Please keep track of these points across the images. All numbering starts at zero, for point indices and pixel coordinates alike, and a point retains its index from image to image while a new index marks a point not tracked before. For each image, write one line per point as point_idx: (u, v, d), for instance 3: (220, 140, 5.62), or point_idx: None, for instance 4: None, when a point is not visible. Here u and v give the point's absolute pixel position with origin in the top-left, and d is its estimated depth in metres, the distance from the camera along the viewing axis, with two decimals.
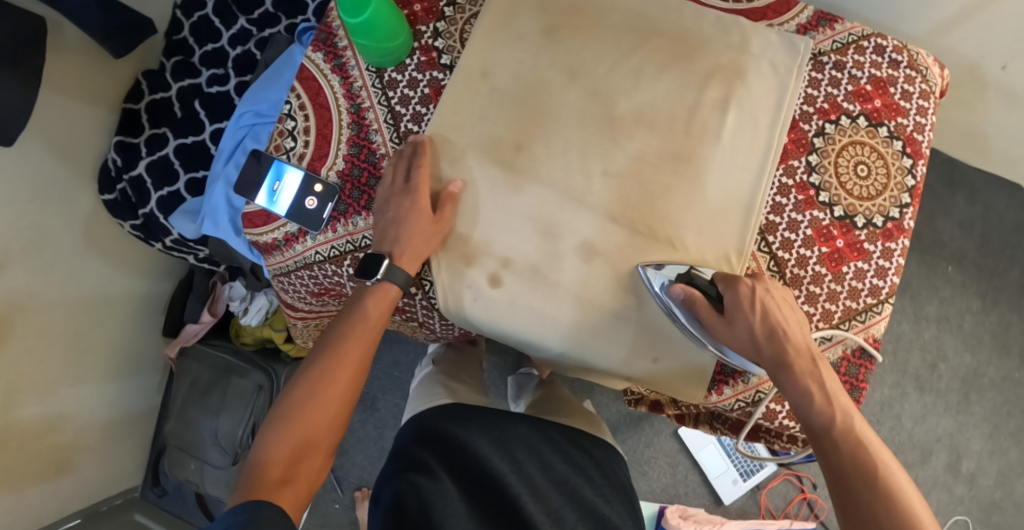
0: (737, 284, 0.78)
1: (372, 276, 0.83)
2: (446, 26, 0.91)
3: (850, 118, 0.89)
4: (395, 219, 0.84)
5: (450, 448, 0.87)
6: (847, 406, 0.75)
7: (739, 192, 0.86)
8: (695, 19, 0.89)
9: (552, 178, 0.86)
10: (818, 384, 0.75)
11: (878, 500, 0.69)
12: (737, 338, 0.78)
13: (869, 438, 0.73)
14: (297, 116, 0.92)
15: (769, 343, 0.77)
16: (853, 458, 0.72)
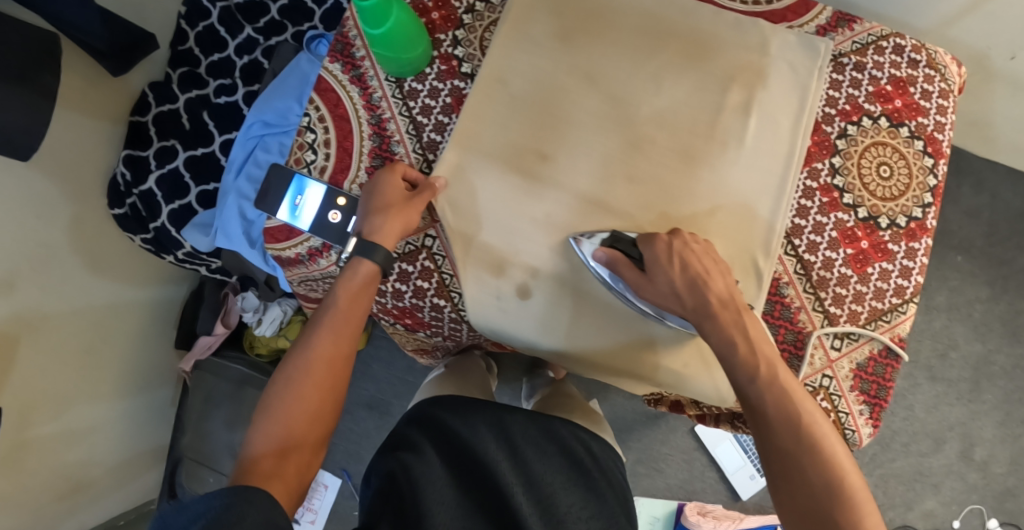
0: (655, 241, 0.78)
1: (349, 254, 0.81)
2: (465, 34, 0.91)
3: (871, 119, 0.90)
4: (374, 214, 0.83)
5: (446, 434, 0.88)
6: (770, 356, 0.73)
7: (763, 195, 0.86)
8: (713, 22, 0.89)
9: (576, 185, 0.85)
10: (741, 335, 0.74)
11: (802, 447, 0.68)
12: (660, 294, 0.77)
13: (791, 386, 0.72)
14: (316, 129, 0.91)
15: (690, 294, 0.76)
16: (775, 406, 0.70)
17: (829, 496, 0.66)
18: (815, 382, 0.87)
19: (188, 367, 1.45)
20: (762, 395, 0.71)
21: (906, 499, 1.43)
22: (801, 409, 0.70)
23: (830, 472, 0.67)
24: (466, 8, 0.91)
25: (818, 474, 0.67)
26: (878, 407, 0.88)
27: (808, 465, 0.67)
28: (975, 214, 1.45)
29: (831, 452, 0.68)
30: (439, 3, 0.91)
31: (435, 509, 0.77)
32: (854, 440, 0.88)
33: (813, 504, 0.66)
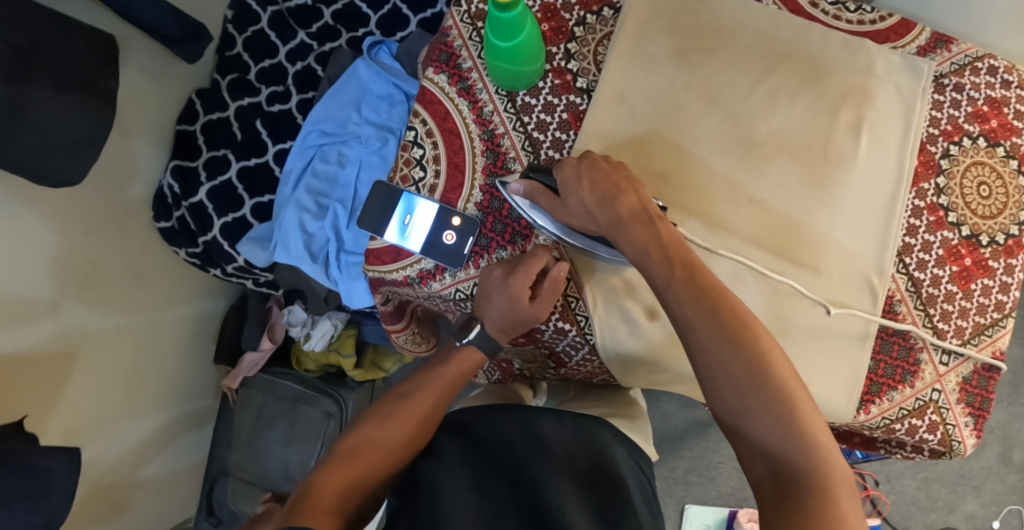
0: (564, 164, 0.77)
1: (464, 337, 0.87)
2: (577, 47, 0.89)
3: (971, 139, 0.92)
4: (499, 300, 0.82)
5: (477, 442, 0.81)
6: (687, 256, 0.72)
7: (873, 214, 0.88)
8: (824, 42, 0.90)
9: (697, 205, 0.86)
10: (662, 242, 0.72)
11: (725, 346, 0.66)
12: (574, 214, 0.77)
13: (715, 285, 0.70)
14: (424, 144, 0.88)
15: (602, 208, 0.75)
16: (697, 308, 0.68)
17: (754, 387, 0.65)
18: (925, 396, 0.89)
19: (234, 385, 1.40)
20: (681, 295, 0.69)
21: (948, 501, 1.49)
22: (729, 307, 0.68)
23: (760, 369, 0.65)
24: (577, 21, 0.90)
25: (745, 371, 0.65)
26: (982, 418, 0.90)
27: (734, 366, 0.66)
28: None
29: (761, 347, 0.66)
30: (549, 15, 0.90)
31: (453, 512, 0.69)
32: (959, 450, 0.90)
33: (743, 403, 0.65)
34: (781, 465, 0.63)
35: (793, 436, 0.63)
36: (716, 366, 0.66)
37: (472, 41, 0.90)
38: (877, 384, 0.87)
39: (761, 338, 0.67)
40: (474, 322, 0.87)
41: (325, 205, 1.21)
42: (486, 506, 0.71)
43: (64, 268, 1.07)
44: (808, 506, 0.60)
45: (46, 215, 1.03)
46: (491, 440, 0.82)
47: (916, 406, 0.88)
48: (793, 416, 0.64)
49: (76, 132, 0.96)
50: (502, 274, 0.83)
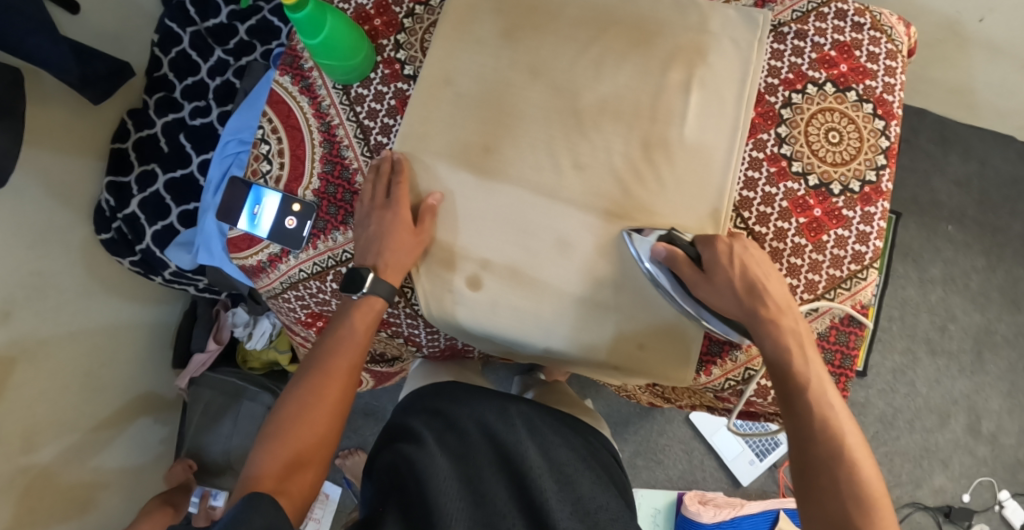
0: (715, 244, 0.78)
1: (359, 288, 0.83)
2: (406, 37, 0.93)
3: (816, 86, 0.89)
4: (375, 231, 0.85)
5: (455, 428, 0.84)
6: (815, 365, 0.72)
7: (709, 170, 0.86)
8: (652, 5, 0.90)
9: (527, 177, 0.87)
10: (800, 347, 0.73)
11: (839, 470, 0.65)
12: (718, 294, 0.77)
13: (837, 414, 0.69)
14: (270, 140, 0.94)
15: (749, 297, 0.75)
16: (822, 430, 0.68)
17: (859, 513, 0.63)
18: None
19: (182, 384, 1.48)
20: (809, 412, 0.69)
21: (913, 476, 1.40)
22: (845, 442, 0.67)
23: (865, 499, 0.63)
24: (406, 13, 0.94)
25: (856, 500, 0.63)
26: (844, 376, 0.87)
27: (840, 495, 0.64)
28: (966, 181, 1.45)
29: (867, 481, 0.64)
30: (381, 10, 0.94)
31: (438, 498, 0.72)
32: None
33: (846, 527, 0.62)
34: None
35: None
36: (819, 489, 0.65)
37: None
38: (716, 344, 0.87)
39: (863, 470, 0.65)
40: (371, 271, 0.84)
41: None
42: (467, 493, 0.74)
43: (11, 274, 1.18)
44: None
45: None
46: (468, 428, 0.85)
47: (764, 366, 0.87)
48: None
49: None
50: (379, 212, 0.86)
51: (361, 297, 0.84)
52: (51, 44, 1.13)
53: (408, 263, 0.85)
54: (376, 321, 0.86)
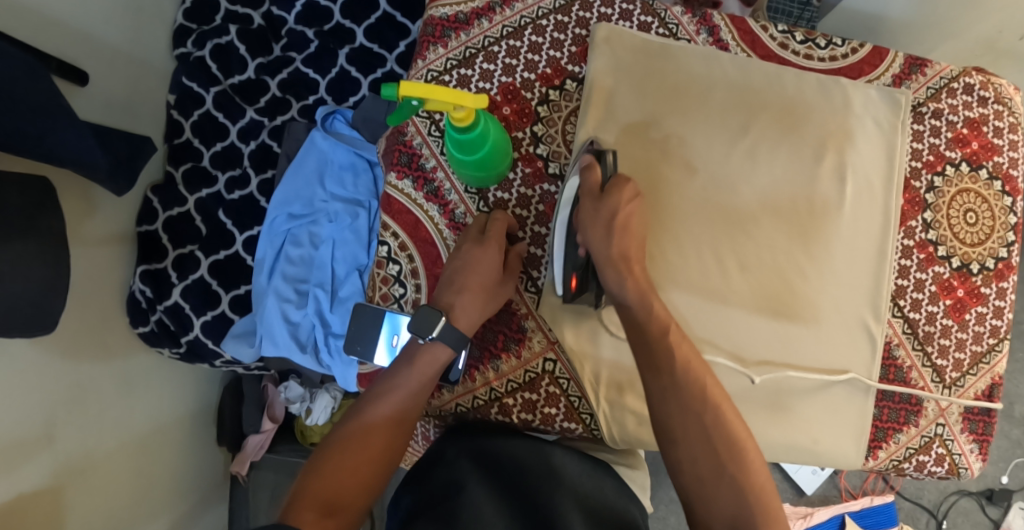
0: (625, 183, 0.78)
1: (427, 333, 0.76)
2: (544, 129, 0.88)
3: (954, 166, 0.91)
4: (463, 265, 0.79)
5: (489, 461, 0.74)
6: (665, 317, 0.73)
7: (866, 259, 0.87)
8: (797, 86, 0.88)
9: (699, 277, 0.86)
10: (651, 294, 0.75)
11: (707, 412, 0.68)
12: (595, 217, 0.76)
13: (711, 393, 0.69)
14: (400, 259, 0.85)
15: (620, 237, 0.76)
16: (682, 423, 0.67)
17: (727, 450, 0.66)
18: (930, 432, 0.89)
19: (243, 470, 1.37)
20: (671, 410, 0.68)
21: None
22: (725, 423, 0.67)
23: (746, 482, 0.64)
24: (540, 99, 0.88)
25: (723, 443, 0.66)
26: (986, 442, 0.90)
27: (727, 491, 0.64)
28: None
29: (749, 462, 0.66)
30: (509, 96, 0.88)
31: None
32: (967, 475, 0.91)
33: (706, 468, 0.65)
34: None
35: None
36: (697, 481, 0.65)
37: (431, 137, 0.87)
38: (884, 430, 0.88)
39: (750, 452, 0.66)
40: (440, 314, 0.76)
41: (305, 291, 1.20)
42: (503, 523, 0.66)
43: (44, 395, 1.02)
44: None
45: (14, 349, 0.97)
46: (507, 468, 0.74)
47: (921, 443, 0.89)
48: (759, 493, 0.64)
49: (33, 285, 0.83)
50: (472, 246, 0.80)
51: (427, 342, 0.77)
52: (77, 138, 0.96)
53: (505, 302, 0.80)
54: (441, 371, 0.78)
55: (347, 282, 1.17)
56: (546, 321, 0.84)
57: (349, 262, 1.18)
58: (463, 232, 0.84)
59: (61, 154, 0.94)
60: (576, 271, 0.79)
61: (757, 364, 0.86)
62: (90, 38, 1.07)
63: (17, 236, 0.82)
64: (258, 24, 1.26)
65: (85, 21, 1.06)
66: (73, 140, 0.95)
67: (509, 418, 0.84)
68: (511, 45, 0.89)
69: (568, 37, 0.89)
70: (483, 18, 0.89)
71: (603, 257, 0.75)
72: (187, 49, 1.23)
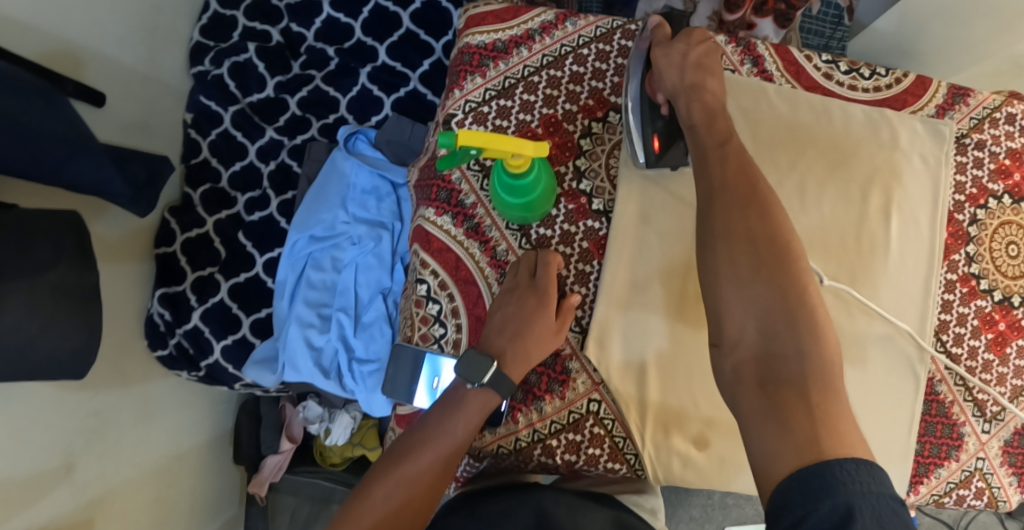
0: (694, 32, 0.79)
1: (479, 380, 0.76)
2: (587, 163, 0.87)
3: (996, 198, 0.90)
4: (515, 311, 0.79)
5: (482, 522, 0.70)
6: (729, 133, 0.73)
7: (912, 291, 0.86)
8: (845, 119, 0.88)
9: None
10: (719, 114, 0.75)
11: (752, 210, 0.67)
12: (669, 58, 0.78)
13: (763, 199, 0.68)
14: (440, 298, 0.84)
15: (695, 73, 0.77)
16: (728, 225, 0.67)
17: (773, 249, 0.65)
18: (971, 466, 0.89)
19: (262, 492, 1.33)
20: (716, 214, 0.67)
21: None
22: (776, 226, 0.66)
23: (786, 285, 0.63)
24: (582, 131, 0.88)
25: (769, 237, 0.65)
26: None
27: (762, 291, 0.63)
28: None
29: (796, 269, 0.64)
30: (550, 128, 0.88)
31: None
32: (1006, 508, 0.91)
33: (753, 259, 0.64)
34: (780, 369, 0.60)
35: (813, 357, 0.60)
36: (735, 277, 0.65)
37: (471, 172, 0.86)
38: (925, 465, 0.88)
39: (798, 259, 0.64)
40: (490, 361, 0.76)
41: (328, 316, 1.17)
42: None
43: (62, 431, 0.98)
44: (818, 435, 0.55)
45: (32, 388, 0.93)
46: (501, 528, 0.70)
47: (962, 477, 0.89)
48: (806, 304, 0.62)
49: (63, 349, 0.80)
50: (524, 281, 0.80)
51: (479, 387, 0.77)
52: (94, 166, 0.89)
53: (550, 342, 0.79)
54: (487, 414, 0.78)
55: (371, 307, 1.16)
56: (590, 363, 0.83)
57: (372, 286, 1.17)
58: (510, 271, 0.83)
59: (82, 186, 0.89)
60: (658, 131, 0.80)
61: None
62: (107, 58, 1.02)
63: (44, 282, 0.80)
64: (277, 41, 1.23)
65: (101, 41, 1.01)
66: (91, 169, 0.89)
67: (552, 459, 0.83)
68: (551, 74, 0.89)
69: (610, 67, 0.89)
70: (522, 46, 0.90)
71: (676, 90, 0.77)
72: (204, 67, 1.20)
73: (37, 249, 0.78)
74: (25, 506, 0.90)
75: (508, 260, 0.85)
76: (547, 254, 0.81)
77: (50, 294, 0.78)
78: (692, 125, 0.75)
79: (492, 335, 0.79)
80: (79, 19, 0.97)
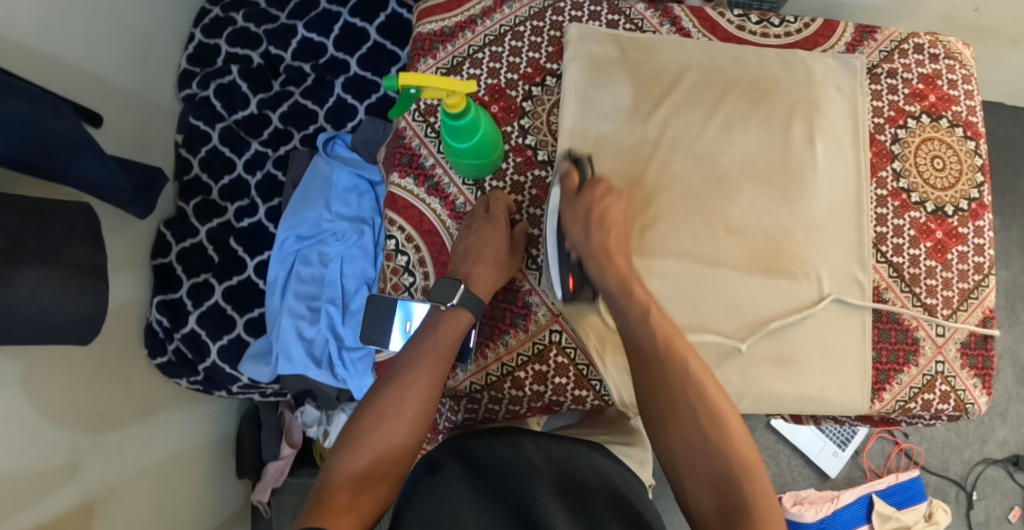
0: (599, 185, 0.86)
1: (449, 301, 0.83)
2: (531, 121, 0.95)
3: (915, 119, 0.97)
4: (475, 240, 0.86)
5: (472, 458, 0.77)
6: (647, 299, 0.79)
7: (844, 208, 0.93)
8: (761, 62, 0.96)
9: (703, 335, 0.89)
10: (633, 281, 0.80)
11: (685, 386, 0.72)
12: (576, 212, 0.84)
13: (693, 373, 0.73)
14: (407, 250, 0.91)
15: (598, 229, 0.83)
16: (670, 399, 0.72)
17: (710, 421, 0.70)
18: (931, 370, 0.92)
19: (264, 498, 1.38)
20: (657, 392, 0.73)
21: (979, 434, 1.44)
22: (707, 396, 0.72)
23: (729, 452, 0.68)
24: (524, 96, 0.96)
25: (702, 410, 0.71)
26: (988, 376, 0.93)
27: (712, 464, 0.68)
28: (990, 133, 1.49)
29: (731, 430, 0.70)
30: (496, 95, 0.96)
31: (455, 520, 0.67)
32: (975, 411, 0.93)
33: (694, 434, 0.70)
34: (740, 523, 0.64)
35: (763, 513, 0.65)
36: (685, 456, 0.69)
37: (428, 137, 0.94)
38: (885, 372, 0.91)
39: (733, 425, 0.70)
40: (459, 283, 0.83)
41: (317, 308, 1.24)
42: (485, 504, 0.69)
43: (69, 421, 1.04)
44: None
45: (41, 373, 1.00)
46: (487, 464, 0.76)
47: (924, 381, 0.92)
48: (747, 466, 0.68)
49: (74, 321, 0.89)
50: (481, 223, 0.88)
51: (450, 308, 0.83)
52: (97, 164, 0.99)
53: (501, 274, 0.86)
54: (464, 335, 0.84)
55: (356, 296, 1.22)
56: (549, 296, 0.89)
57: (358, 277, 1.23)
58: (465, 219, 0.90)
59: (85, 183, 0.98)
60: (571, 272, 0.85)
61: (753, 288, 0.91)
62: (104, 82, 1.15)
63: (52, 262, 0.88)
64: (257, 63, 1.36)
65: (98, 65, 1.14)
66: (95, 167, 0.99)
67: (522, 391, 0.87)
68: (494, 50, 0.97)
69: (544, 40, 0.98)
70: (466, 30, 0.98)
71: (583, 248, 0.83)
72: (192, 90, 1.33)
73: (52, 232, 0.88)
74: (34, 488, 0.96)
75: (466, 211, 0.92)
76: (496, 194, 0.90)
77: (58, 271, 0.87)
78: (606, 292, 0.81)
79: (456, 267, 0.86)
80: (78, 49, 1.10)
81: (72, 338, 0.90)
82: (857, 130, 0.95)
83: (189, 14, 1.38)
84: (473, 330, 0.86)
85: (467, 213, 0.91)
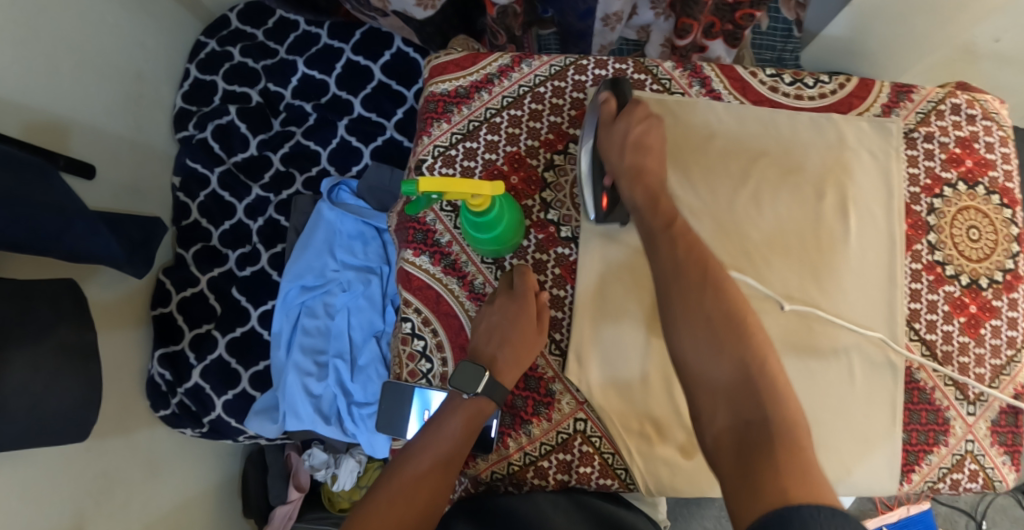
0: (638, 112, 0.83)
1: (472, 390, 0.79)
2: (553, 194, 0.90)
3: (951, 186, 0.93)
4: (499, 324, 0.82)
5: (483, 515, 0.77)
6: (673, 212, 0.77)
7: (878, 286, 0.89)
8: (792, 126, 0.92)
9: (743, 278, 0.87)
10: (661, 195, 0.79)
11: (707, 288, 0.70)
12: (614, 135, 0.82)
13: (717, 275, 0.71)
14: (424, 333, 0.87)
15: (636, 154, 0.81)
16: (696, 330, 0.67)
17: (730, 324, 0.67)
18: (961, 450, 0.90)
19: None
20: (676, 287, 0.70)
21: None
22: (733, 307, 0.68)
23: (746, 357, 0.65)
24: (545, 164, 0.91)
25: (723, 312, 0.68)
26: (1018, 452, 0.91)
27: (727, 369, 0.65)
28: None
29: (755, 340, 0.67)
30: (515, 164, 0.91)
31: None
32: (1003, 488, 0.91)
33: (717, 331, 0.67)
34: (753, 441, 0.61)
35: (779, 420, 0.62)
36: (701, 363, 0.66)
37: (444, 212, 0.89)
38: (914, 453, 0.89)
39: (756, 332, 0.67)
40: (482, 372, 0.79)
41: (325, 363, 1.19)
42: None
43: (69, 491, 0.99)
44: (788, 486, 0.56)
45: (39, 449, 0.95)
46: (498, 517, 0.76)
47: (953, 461, 0.90)
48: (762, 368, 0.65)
49: (67, 406, 0.85)
50: (502, 305, 0.84)
51: (472, 397, 0.80)
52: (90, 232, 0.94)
53: (526, 362, 0.83)
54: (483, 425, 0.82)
55: (365, 350, 1.18)
56: (573, 383, 0.85)
57: (366, 329, 1.19)
58: (486, 301, 0.86)
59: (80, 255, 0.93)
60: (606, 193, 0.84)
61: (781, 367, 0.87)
62: (95, 129, 1.08)
63: (48, 349, 0.83)
64: (256, 102, 1.30)
65: (89, 112, 1.07)
66: (90, 237, 0.93)
67: (545, 480, 0.85)
68: (512, 115, 0.92)
69: (566, 102, 0.93)
70: (483, 90, 0.93)
71: (619, 171, 0.81)
72: (189, 131, 1.26)
73: (40, 315, 0.83)
74: None
75: (488, 292, 0.88)
76: (522, 269, 0.86)
77: (49, 360, 0.83)
78: (636, 208, 0.78)
79: (476, 352, 0.83)
80: (65, 98, 1.03)
81: (71, 425, 0.86)
82: (897, 202, 0.90)
83: (183, 48, 1.31)
84: (494, 420, 0.83)
85: (490, 291, 0.87)
